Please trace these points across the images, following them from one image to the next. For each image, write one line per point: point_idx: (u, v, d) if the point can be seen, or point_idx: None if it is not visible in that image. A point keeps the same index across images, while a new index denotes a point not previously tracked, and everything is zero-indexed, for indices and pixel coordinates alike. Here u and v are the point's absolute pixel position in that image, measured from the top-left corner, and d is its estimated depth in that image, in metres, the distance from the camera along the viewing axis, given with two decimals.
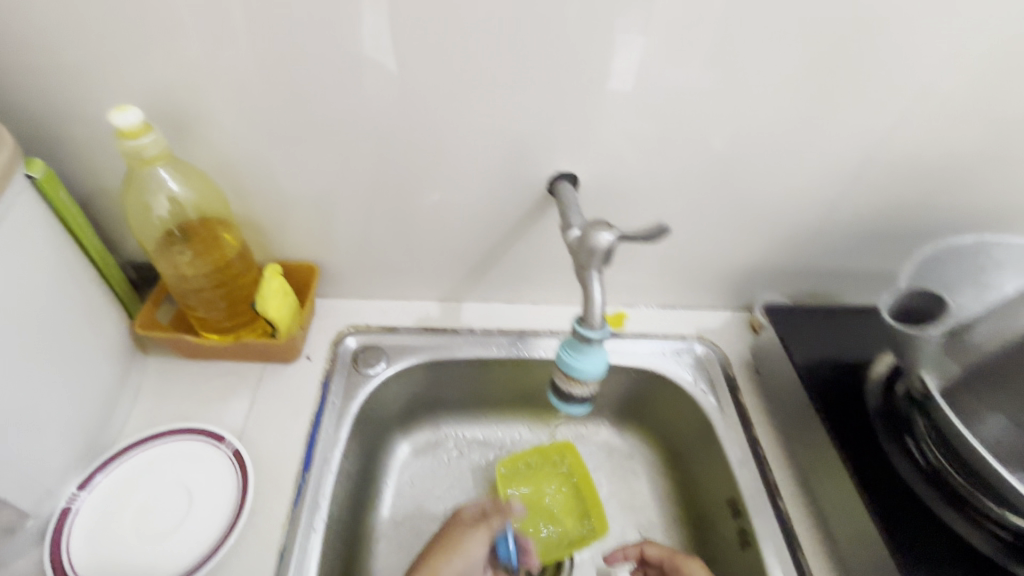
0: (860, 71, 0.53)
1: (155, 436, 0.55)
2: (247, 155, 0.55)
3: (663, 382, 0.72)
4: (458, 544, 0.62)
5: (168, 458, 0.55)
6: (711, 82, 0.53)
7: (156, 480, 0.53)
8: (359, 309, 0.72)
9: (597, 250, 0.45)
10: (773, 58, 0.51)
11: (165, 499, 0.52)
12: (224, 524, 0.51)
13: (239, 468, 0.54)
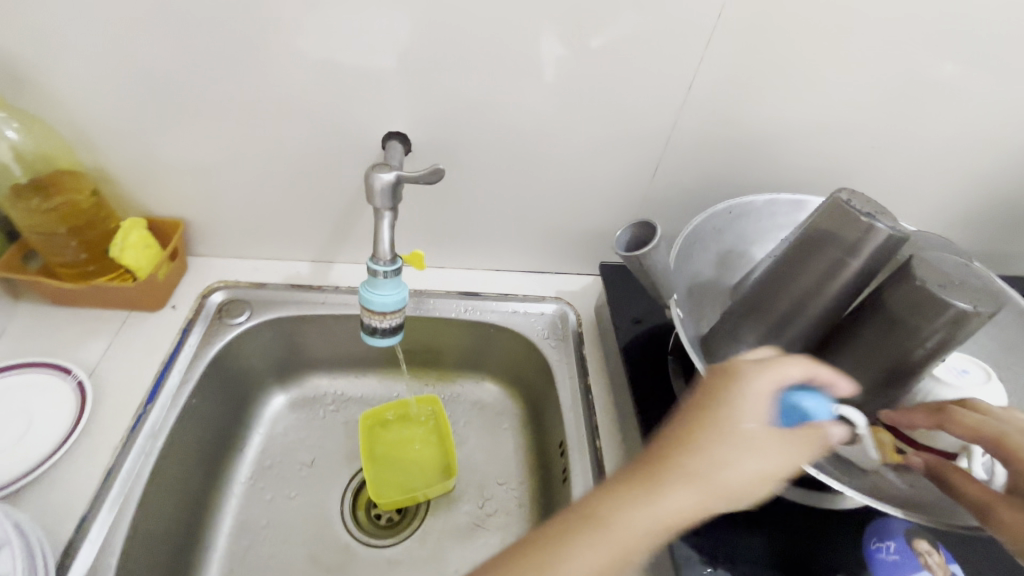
0: (653, 41, 0.57)
1: (5, 368, 0.61)
2: (94, 111, 0.60)
3: (517, 339, 0.77)
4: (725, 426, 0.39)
5: (15, 387, 0.60)
6: (514, 49, 0.57)
7: (1, 406, 0.58)
8: (232, 267, 0.77)
9: (379, 189, 0.51)
10: (567, 27, 0.56)
11: (6, 423, 0.57)
12: (57, 441, 0.56)
13: (81, 393, 0.60)
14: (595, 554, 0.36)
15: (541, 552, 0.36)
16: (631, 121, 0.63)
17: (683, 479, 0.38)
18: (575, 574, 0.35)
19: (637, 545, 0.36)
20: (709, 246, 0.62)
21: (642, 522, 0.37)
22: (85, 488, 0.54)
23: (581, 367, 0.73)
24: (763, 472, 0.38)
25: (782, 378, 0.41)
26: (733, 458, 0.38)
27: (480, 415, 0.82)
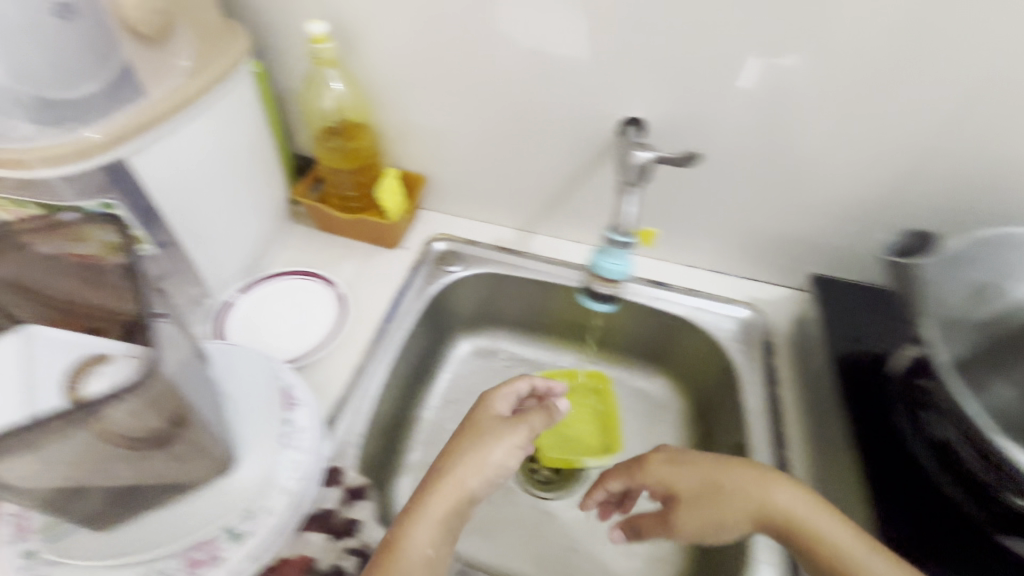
0: (962, 57, 0.52)
1: (286, 272, 0.75)
2: (391, 76, 0.70)
3: (700, 336, 0.77)
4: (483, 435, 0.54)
5: (292, 287, 0.74)
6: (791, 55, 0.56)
7: (284, 301, 0.73)
8: (452, 223, 0.87)
9: (636, 168, 0.54)
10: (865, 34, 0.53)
11: (286, 313, 0.72)
12: (323, 337, 0.69)
13: (342, 303, 0.73)
14: (483, 474, 0.51)
15: (455, 461, 0.52)
16: (899, 137, 0.59)
17: (507, 430, 0.54)
18: (472, 484, 0.51)
19: (495, 463, 0.52)
20: (981, 279, 0.57)
21: (494, 454, 0.52)
22: (341, 380, 0.66)
23: (771, 378, 0.71)
24: (529, 426, 0.56)
25: (518, 394, 0.60)
26: (518, 433, 0.54)
27: (642, 403, 0.85)
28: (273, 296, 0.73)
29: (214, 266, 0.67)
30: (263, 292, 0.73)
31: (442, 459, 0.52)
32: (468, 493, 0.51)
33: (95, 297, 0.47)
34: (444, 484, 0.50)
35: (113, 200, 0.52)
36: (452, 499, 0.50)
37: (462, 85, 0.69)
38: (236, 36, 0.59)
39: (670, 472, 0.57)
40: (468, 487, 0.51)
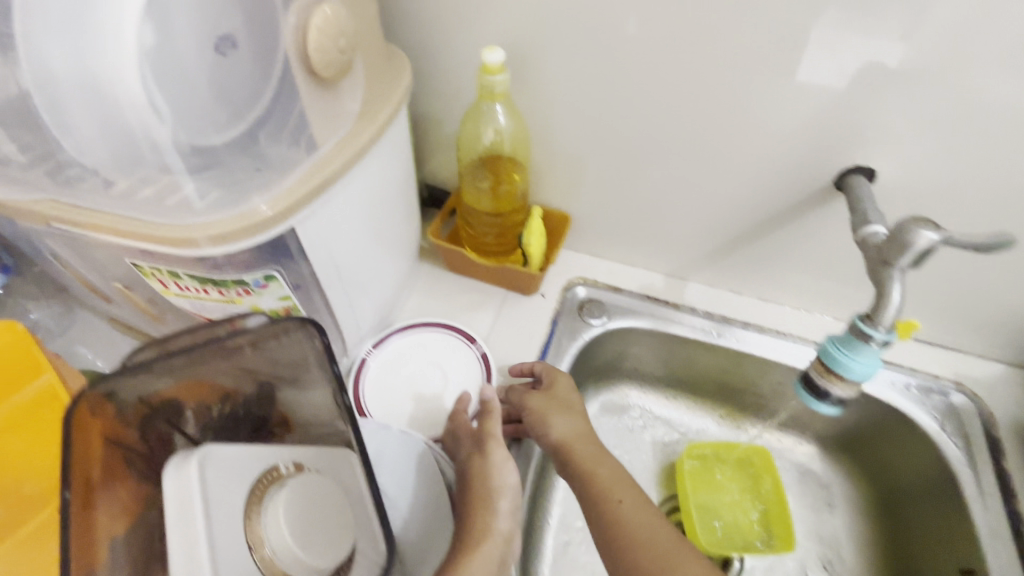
0: None
1: (420, 324, 0.68)
2: (557, 109, 0.60)
3: (896, 419, 0.66)
4: (484, 479, 0.51)
5: (427, 343, 0.67)
6: None
7: (420, 360, 0.66)
8: (591, 265, 0.77)
9: (913, 249, 0.42)
10: None
11: (424, 374, 0.65)
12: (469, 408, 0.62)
13: (484, 365, 0.65)
14: (506, 507, 0.49)
15: (476, 512, 0.48)
16: None
17: (504, 466, 0.51)
18: (501, 524, 0.47)
19: (511, 484, 0.51)
20: None
21: (508, 479, 0.51)
22: None
23: (1001, 484, 0.59)
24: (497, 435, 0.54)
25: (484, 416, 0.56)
26: (500, 448, 0.53)
27: (803, 480, 0.74)
28: (407, 353, 0.66)
29: (354, 323, 0.60)
30: (397, 348, 0.66)
31: (465, 504, 0.49)
32: (501, 534, 0.47)
33: (252, 363, 0.43)
34: (478, 542, 0.45)
35: (274, 270, 0.45)
36: (495, 548, 0.45)
37: (641, 122, 0.59)
38: (403, 68, 0.52)
39: (544, 406, 0.57)
40: (501, 531, 0.47)
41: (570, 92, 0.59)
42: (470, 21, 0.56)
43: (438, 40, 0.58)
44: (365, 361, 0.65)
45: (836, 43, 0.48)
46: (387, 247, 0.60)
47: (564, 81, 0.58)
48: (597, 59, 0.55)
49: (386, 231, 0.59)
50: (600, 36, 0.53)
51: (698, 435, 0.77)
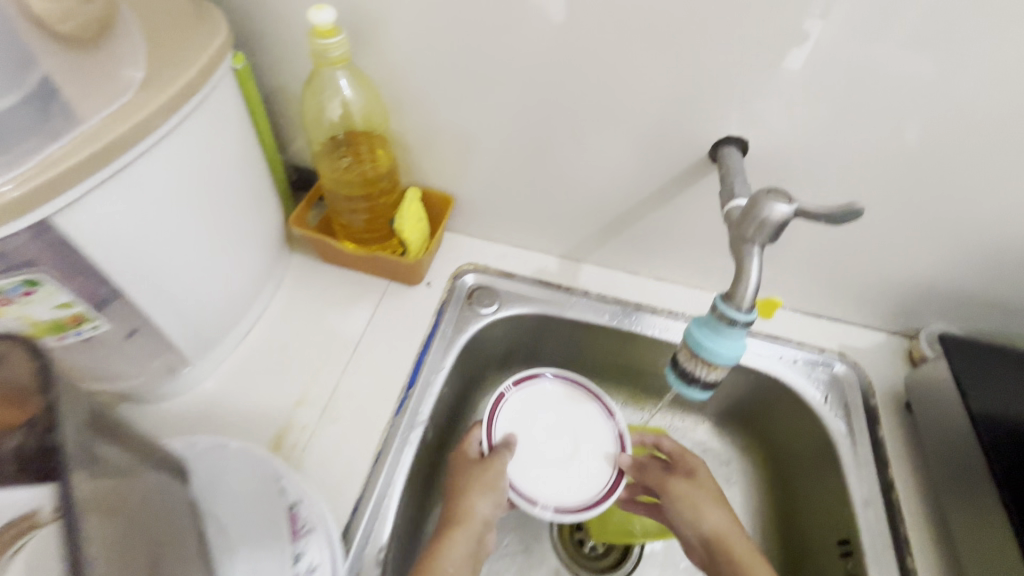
0: None
1: (546, 374, 0.62)
2: (413, 75, 0.56)
3: (784, 393, 0.65)
4: (482, 480, 0.53)
5: (562, 404, 0.61)
6: (926, 68, 0.45)
7: (577, 427, 0.60)
8: (481, 250, 0.73)
9: (767, 223, 0.40)
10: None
11: (552, 441, 0.58)
12: (591, 493, 0.56)
13: (620, 444, 0.59)
14: (491, 498, 0.53)
15: (465, 493, 0.52)
16: None
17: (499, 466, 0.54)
18: (481, 510, 0.52)
19: (498, 483, 0.54)
20: None
21: (499, 476, 0.54)
22: (352, 464, 0.53)
23: (876, 453, 0.60)
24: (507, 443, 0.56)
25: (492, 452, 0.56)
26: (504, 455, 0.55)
27: (702, 458, 0.72)
28: (551, 401, 0.61)
29: (194, 329, 0.53)
30: (540, 386, 0.62)
31: (456, 492, 0.53)
32: (479, 521, 0.51)
33: None
34: (458, 522, 0.51)
35: (41, 274, 0.38)
36: (473, 529, 0.51)
37: (502, 90, 0.55)
38: (218, 30, 0.46)
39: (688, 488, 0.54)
40: (480, 520, 0.51)
41: (429, 55, 0.54)
42: None
43: None
44: (503, 395, 0.60)
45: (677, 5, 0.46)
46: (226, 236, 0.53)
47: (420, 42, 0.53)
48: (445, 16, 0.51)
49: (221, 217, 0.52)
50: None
51: None
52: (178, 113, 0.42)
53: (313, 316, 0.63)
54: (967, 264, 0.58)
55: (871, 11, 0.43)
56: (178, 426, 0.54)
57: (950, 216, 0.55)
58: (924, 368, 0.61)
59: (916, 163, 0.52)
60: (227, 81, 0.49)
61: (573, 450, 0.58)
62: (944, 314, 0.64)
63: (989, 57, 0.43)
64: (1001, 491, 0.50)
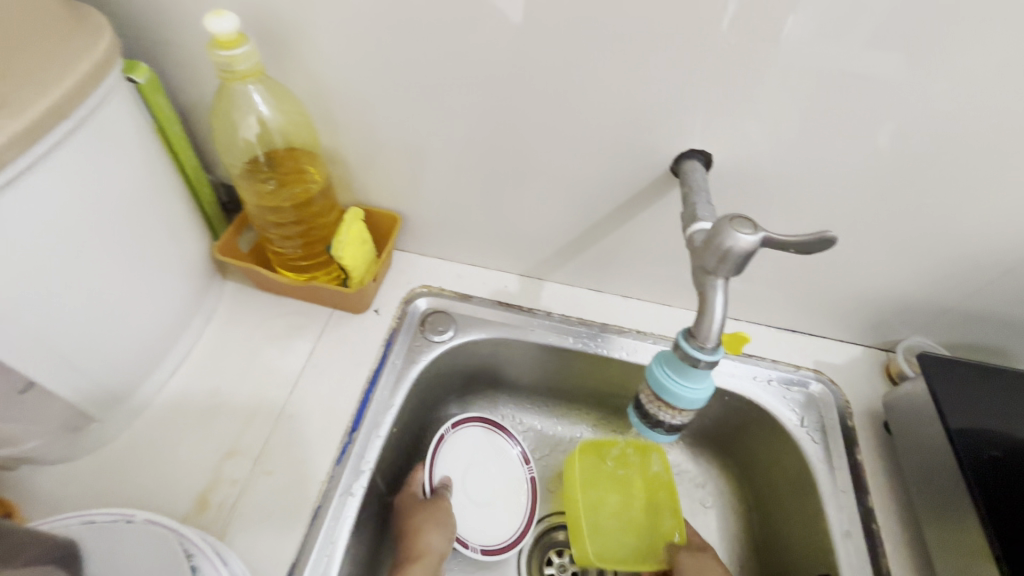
0: None
1: (483, 418, 0.64)
2: (341, 86, 0.51)
3: (759, 415, 0.62)
4: (436, 513, 0.56)
5: (494, 446, 0.64)
6: (896, 77, 0.41)
7: (505, 470, 0.64)
8: (437, 270, 0.68)
9: (727, 254, 0.35)
10: (1005, 50, 0.38)
11: (481, 482, 0.63)
12: (515, 529, 0.62)
13: (533, 491, 0.64)
14: (441, 532, 0.55)
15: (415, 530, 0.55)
16: None
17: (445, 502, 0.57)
18: (435, 544, 0.54)
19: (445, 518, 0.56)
20: None
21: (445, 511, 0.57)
22: (289, 522, 0.48)
23: (855, 478, 0.56)
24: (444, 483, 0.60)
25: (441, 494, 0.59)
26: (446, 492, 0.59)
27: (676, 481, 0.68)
28: (484, 446, 0.64)
29: (101, 380, 0.47)
30: (474, 431, 0.64)
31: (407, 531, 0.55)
32: (436, 553, 0.54)
33: None
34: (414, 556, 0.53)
35: None
36: (429, 562, 0.53)
37: (441, 101, 0.51)
38: (98, 40, 0.40)
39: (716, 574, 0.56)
40: (436, 552, 0.54)
41: (356, 66, 0.49)
42: None
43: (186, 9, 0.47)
44: (444, 436, 0.62)
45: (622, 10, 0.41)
46: (134, 273, 0.47)
47: (345, 52, 0.48)
48: (369, 21, 0.46)
49: (123, 253, 0.46)
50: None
51: (570, 444, 0.70)
52: (46, 139, 0.37)
53: (250, 352, 0.58)
54: (946, 277, 0.55)
55: (838, 15, 0.39)
56: (92, 487, 0.49)
57: (927, 229, 0.51)
58: (904, 387, 0.57)
59: (891, 175, 0.48)
60: (122, 100, 0.44)
61: (506, 487, 0.63)
62: (925, 328, 0.61)
63: (965, 63, 0.39)
64: (984, 525, 0.46)
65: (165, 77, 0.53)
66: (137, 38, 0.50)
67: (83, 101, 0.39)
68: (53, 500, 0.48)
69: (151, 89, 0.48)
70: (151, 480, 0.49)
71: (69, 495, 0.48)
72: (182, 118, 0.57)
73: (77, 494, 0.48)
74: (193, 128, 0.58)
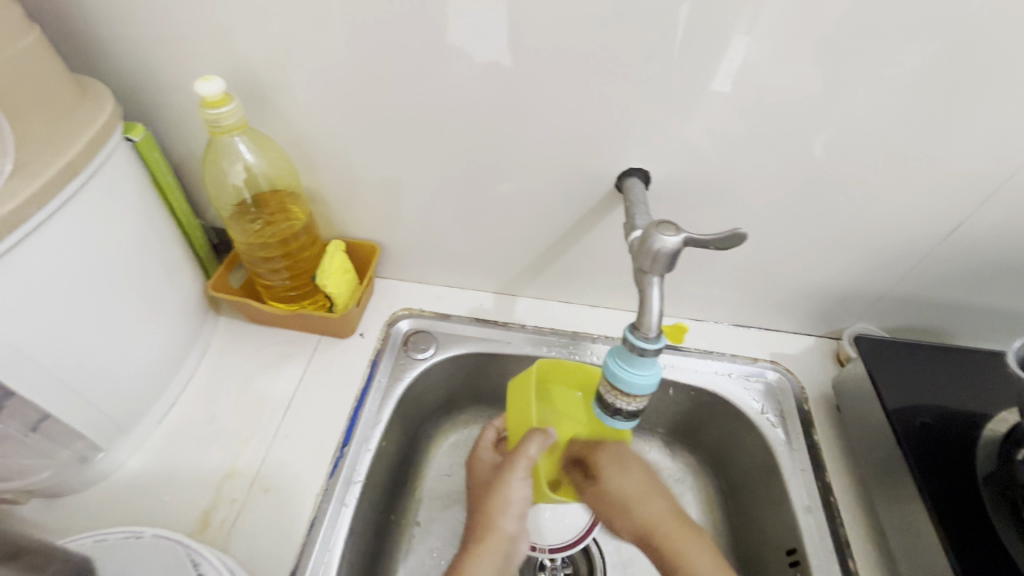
0: (999, 79, 0.45)
1: None
2: (318, 134, 0.57)
3: (724, 406, 0.66)
4: (499, 491, 0.54)
5: None
6: (793, 95, 0.48)
7: None
8: (416, 293, 0.73)
9: (659, 255, 0.41)
10: (876, 67, 0.45)
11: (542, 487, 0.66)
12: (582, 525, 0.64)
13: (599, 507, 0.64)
14: (513, 513, 0.54)
15: (489, 511, 0.54)
16: (931, 170, 0.52)
17: (512, 483, 0.54)
18: (507, 527, 0.53)
19: (518, 499, 0.54)
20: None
21: (516, 495, 0.54)
22: (289, 532, 0.52)
23: (813, 456, 0.60)
24: (528, 458, 0.54)
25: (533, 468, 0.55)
26: (517, 471, 0.54)
27: None
28: None
29: (108, 411, 0.51)
30: None
31: (485, 505, 0.54)
32: (506, 535, 0.53)
33: None
34: (485, 539, 0.52)
35: None
36: (498, 546, 0.52)
37: (406, 139, 0.57)
38: (101, 110, 0.46)
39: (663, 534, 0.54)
40: (506, 534, 0.53)
41: (329, 116, 0.55)
42: (190, 49, 0.51)
43: (177, 75, 0.53)
44: None
45: (554, 53, 0.48)
46: (135, 310, 0.51)
47: (321, 104, 0.54)
48: (340, 75, 0.52)
49: (125, 291, 0.50)
50: (333, 58, 0.51)
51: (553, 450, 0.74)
52: (58, 196, 0.42)
53: (244, 379, 0.62)
54: (875, 265, 0.61)
55: (735, 46, 0.46)
56: (102, 514, 0.52)
57: (849, 224, 0.58)
58: (848, 369, 0.62)
59: (808, 178, 0.55)
60: (122, 156, 0.49)
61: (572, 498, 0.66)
62: (864, 315, 0.67)
63: (848, 80, 0.47)
64: (918, 484, 0.51)
65: (159, 134, 0.59)
66: (136, 102, 0.57)
67: (89, 162, 0.44)
68: (64, 527, 0.51)
69: (146, 145, 0.53)
70: (156, 504, 0.53)
71: (81, 523, 0.51)
72: (174, 169, 0.63)
73: (88, 520, 0.52)
74: (185, 178, 0.64)
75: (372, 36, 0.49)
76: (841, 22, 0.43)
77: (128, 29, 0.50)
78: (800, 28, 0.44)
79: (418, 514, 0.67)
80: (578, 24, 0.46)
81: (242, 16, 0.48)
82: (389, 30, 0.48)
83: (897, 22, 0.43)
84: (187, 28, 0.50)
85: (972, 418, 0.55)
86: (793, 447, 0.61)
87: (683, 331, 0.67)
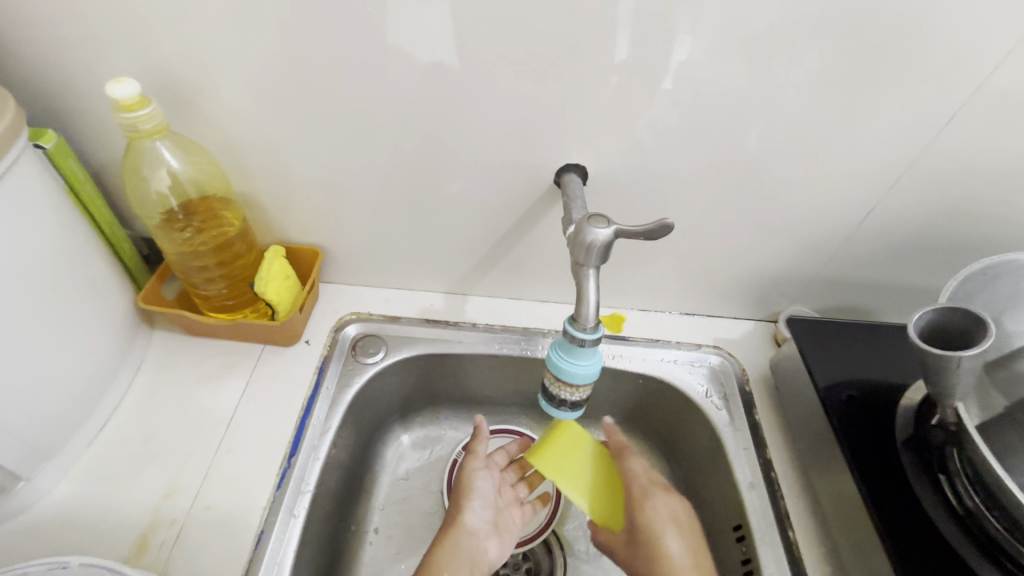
0: (898, 70, 0.48)
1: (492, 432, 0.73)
2: (248, 136, 0.55)
3: (672, 392, 0.68)
4: (463, 486, 0.59)
5: None
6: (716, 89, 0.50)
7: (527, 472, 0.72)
8: (365, 297, 0.72)
9: (592, 247, 0.42)
10: (788, 60, 0.48)
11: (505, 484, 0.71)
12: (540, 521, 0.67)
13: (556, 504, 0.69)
14: (476, 506, 0.58)
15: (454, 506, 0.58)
16: (846, 157, 0.55)
17: (475, 474, 0.60)
18: (470, 520, 0.57)
19: (481, 488, 0.59)
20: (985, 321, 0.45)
21: (478, 483, 0.60)
22: (233, 549, 0.50)
23: (755, 435, 0.63)
24: (480, 451, 0.61)
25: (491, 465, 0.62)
26: (476, 459, 0.61)
27: None
28: None
29: (27, 436, 0.48)
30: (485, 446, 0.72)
31: (453, 504, 0.59)
32: (467, 529, 0.56)
33: None
34: (446, 536, 0.55)
35: None
36: (462, 538, 0.55)
37: (341, 139, 0.56)
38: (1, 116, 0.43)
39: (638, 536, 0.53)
40: (471, 526, 0.57)
41: (258, 118, 0.54)
42: (103, 50, 0.49)
43: (90, 77, 0.50)
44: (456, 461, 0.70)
45: (484, 49, 0.48)
46: (52, 326, 0.48)
47: (249, 105, 0.53)
48: (267, 76, 0.51)
49: (39, 308, 0.47)
50: (257, 57, 0.49)
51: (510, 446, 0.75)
52: None
53: (182, 394, 0.60)
54: (804, 249, 0.64)
55: (658, 41, 0.47)
56: (25, 547, 0.49)
57: (777, 212, 0.61)
58: (783, 350, 0.65)
59: (736, 168, 0.57)
60: (31, 165, 0.46)
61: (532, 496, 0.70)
62: (798, 298, 0.71)
63: (765, 73, 0.49)
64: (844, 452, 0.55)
65: (76, 141, 0.56)
66: (47, 108, 0.53)
67: None
68: None
69: (60, 152, 0.51)
70: (88, 531, 0.50)
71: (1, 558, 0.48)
72: (95, 178, 0.60)
73: (9, 554, 0.48)
74: (108, 187, 0.61)
75: (297, 34, 0.48)
76: (754, 16, 0.45)
77: (31, 29, 0.47)
78: (716, 23, 0.46)
79: (375, 521, 0.66)
80: (505, 21, 0.47)
81: (158, 16, 0.46)
82: (314, 28, 0.47)
83: (804, 17, 0.45)
84: (98, 28, 0.47)
85: (894, 390, 0.59)
86: (736, 428, 0.63)
87: (620, 319, 0.73)
